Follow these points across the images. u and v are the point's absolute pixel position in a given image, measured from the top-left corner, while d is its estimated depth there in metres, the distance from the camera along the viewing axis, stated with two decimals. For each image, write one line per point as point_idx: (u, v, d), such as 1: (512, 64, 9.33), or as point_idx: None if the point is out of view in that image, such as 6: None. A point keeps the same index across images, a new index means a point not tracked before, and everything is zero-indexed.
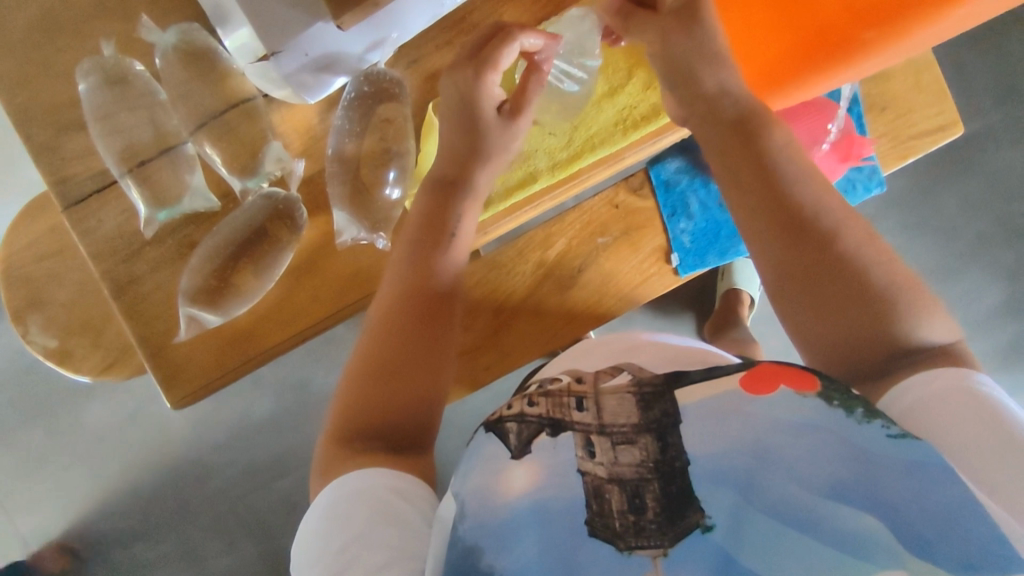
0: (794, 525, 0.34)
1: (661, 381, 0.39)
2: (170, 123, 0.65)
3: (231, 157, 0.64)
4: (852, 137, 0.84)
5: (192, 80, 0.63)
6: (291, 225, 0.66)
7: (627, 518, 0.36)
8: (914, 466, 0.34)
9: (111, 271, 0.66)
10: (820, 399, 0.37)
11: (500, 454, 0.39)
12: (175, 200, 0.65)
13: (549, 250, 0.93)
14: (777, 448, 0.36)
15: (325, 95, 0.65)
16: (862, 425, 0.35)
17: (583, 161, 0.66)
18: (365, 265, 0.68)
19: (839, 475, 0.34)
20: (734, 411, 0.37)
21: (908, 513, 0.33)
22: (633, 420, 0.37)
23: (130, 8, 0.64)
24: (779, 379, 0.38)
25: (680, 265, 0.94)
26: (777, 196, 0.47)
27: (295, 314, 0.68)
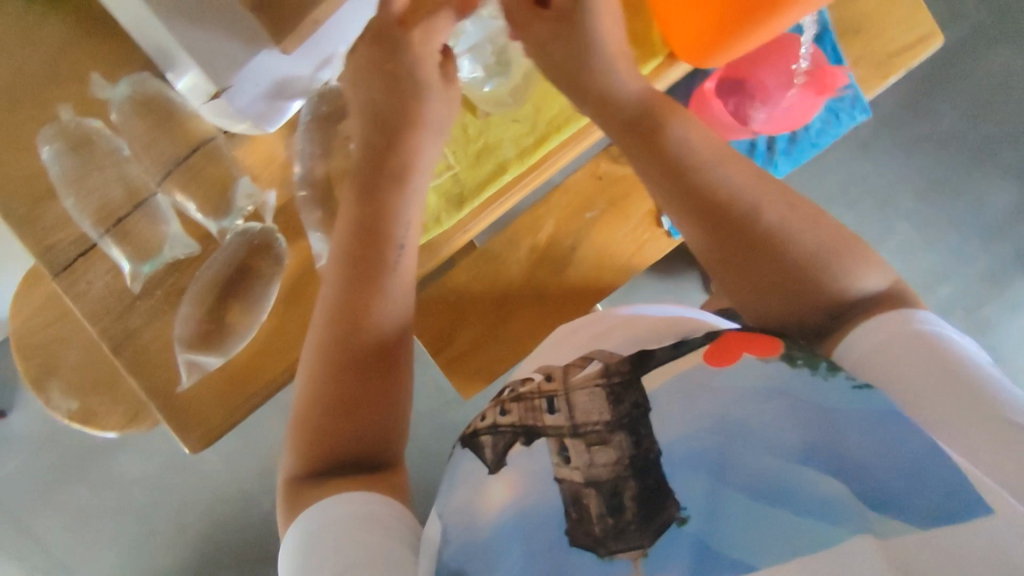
0: (769, 501, 0.35)
1: (629, 369, 0.43)
2: (139, 175, 0.65)
3: (204, 198, 0.64)
4: (826, 69, 0.79)
5: (151, 129, 0.63)
6: (272, 256, 0.66)
7: (606, 521, 0.37)
8: (874, 416, 0.36)
9: (108, 329, 0.66)
10: (784, 361, 0.40)
11: (478, 471, 0.41)
12: (156, 251, 0.65)
13: (539, 233, 0.93)
14: (746, 420, 0.38)
15: (284, 120, 0.65)
16: (829, 380, 0.38)
17: (549, 143, 0.66)
18: None
19: (806, 439, 0.36)
20: (701, 387, 0.40)
21: (875, 467, 0.34)
22: (606, 418, 0.40)
23: (77, 67, 0.63)
24: (740, 350, 0.41)
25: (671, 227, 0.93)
26: (693, 184, 0.49)
27: (294, 340, 0.69)
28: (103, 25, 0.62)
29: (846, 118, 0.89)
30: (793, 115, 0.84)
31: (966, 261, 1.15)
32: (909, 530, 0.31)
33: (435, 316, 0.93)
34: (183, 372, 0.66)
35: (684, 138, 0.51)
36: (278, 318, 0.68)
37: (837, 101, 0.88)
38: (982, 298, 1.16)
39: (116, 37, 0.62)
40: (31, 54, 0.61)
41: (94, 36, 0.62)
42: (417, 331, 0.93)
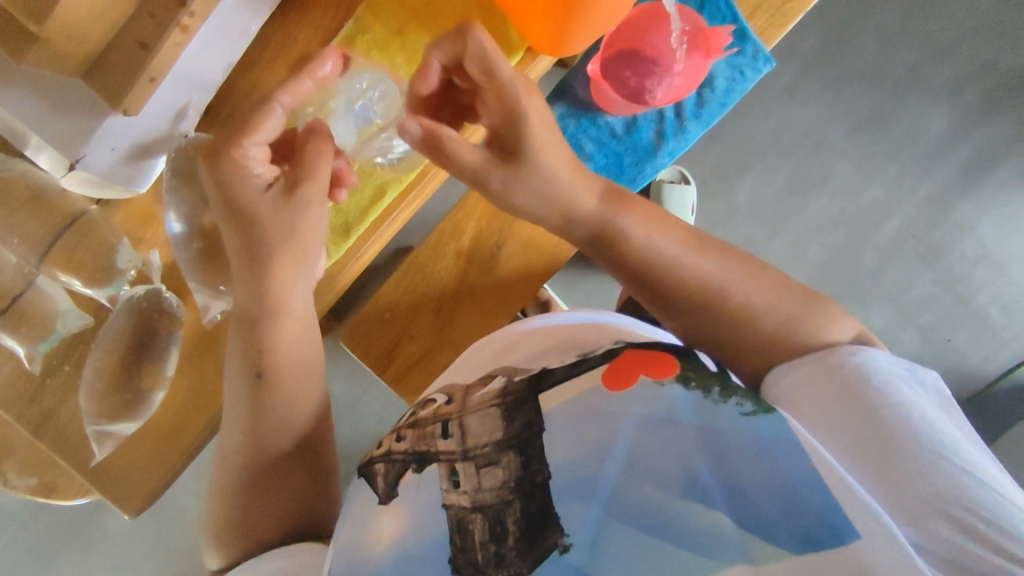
0: (653, 530, 0.36)
1: (525, 385, 0.43)
2: (8, 261, 0.61)
3: (85, 272, 0.62)
4: (705, 30, 0.80)
5: (11, 211, 0.59)
6: (166, 315, 0.65)
7: (489, 547, 0.38)
8: (762, 445, 0.37)
9: (21, 416, 0.64)
10: (678, 383, 0.39)
11: (370, 501, 0.43)
12: (48, 331, 0.63)
13: (462, 238, 0.91)
14: (637, 451, 0.38)
15: (153, 178, 0.64)
16: (719, 406, 0.38)
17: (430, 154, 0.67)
18: None
19: (692, 471, 0.37)
20: (595, 413, 0.40)
21: (756, 494, 0.35)
22: (496, 438, 0.41)
23: None
24: (637, 371, 0.41)
25: None
26: (663, 279, 0.57)
27: (208, 394, 0.68)
28: None
29: (750, 71, 0.84)
30: (688, 81, 0.84)
31: (909, 186, 1.10)
32: (782, 557, 0.33)
33: (377, 332, 0.93)
34: (99, 445, 0.65)
35: (646, 239, 0.58)
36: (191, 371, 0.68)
37: (737, 56, 0.83)
38: (930, 222, 1.10)
39: None
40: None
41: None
42: (360, 352, 0.93)
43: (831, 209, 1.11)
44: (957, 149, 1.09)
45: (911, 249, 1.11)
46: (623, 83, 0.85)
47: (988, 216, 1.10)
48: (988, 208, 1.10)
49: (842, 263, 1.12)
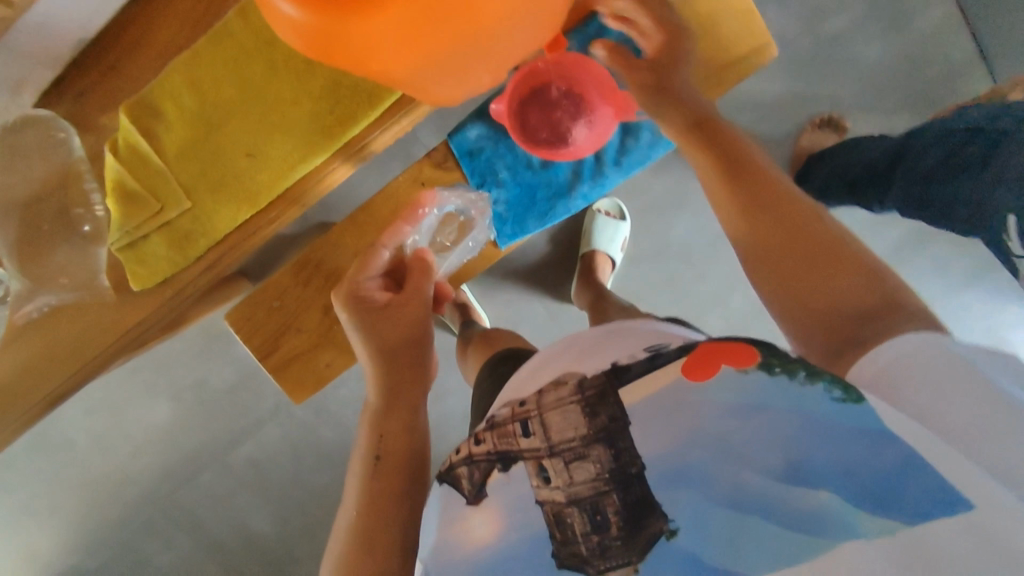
0: (754, 511, 0.35)
1: (604, 381, 0.42)
2: None
3: None
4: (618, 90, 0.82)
5: None
6: None
7: (591, 539, 0.37)
8: (862, 430, 0.36)
9: None
10: (762, 370, 0.39)
11: (460, 502, 0.42)
12: None
13: (362, 238, 0.88)
14: (730, 436, 0.37)
15: None
16: (805, 389, 0.38)
17: (287, 181, 0.76)
18: (91, 319, 0.75)
19: (792, 455, 0.36)
20: (679, 404, 0.39)
21: (863, 472, 0.34)
22: (583, 432, 0.39)
23: None
24: (717, 359, 0.40)
25: (499, 238, 0.92)
26: (764, 187, 0.52)
27: (42, 375, 0.75)
28: None
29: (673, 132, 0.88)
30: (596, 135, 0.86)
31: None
32: (897, 528, 0.32)
33: (263, 317, 0.88)
34: None
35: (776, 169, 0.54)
36: (56, 335, 0.75)
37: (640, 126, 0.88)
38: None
39: None
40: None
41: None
42: (243, 335, 0.88)
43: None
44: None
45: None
46: (541, 133, 0.89)
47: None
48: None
49: None
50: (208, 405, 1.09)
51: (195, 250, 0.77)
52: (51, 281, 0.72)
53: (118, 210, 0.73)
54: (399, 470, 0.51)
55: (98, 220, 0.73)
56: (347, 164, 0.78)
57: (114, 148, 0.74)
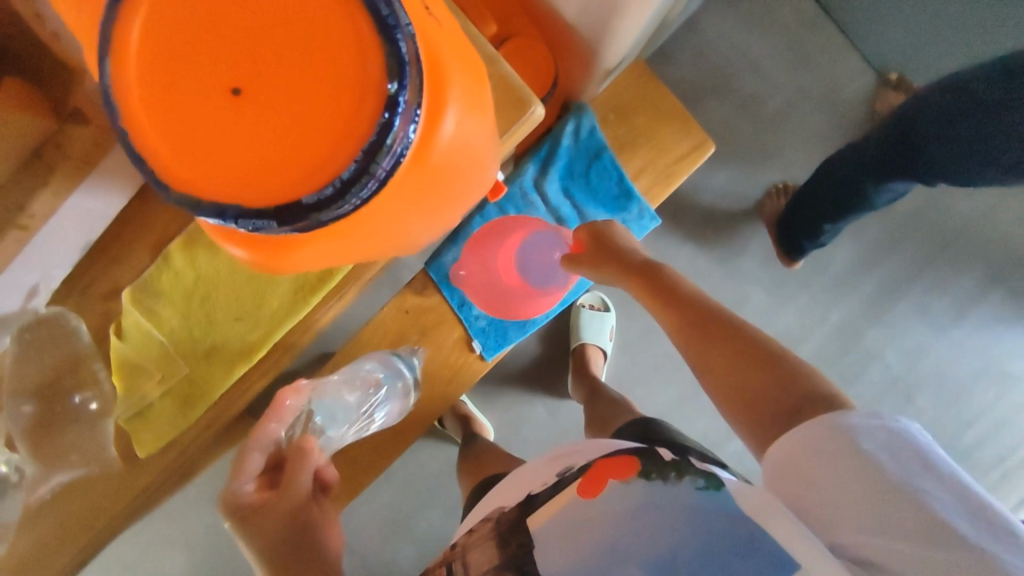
0: None
1: (517, 515, 0.47)
2: None
3: None
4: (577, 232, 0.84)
5: None
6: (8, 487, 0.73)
7: None
8: (717, 511, 0.43)
9: None
10: (642, 477, 0.46)
11: None
12: None
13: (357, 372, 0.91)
14: (621, 542, 0.43)
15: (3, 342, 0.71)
16: (677, 484, 0.46)
17: (271, 339, 0.83)
18: (100, 488, 0.81)
19: (668, 550, 0.42)
20: (581, 521, 0.44)
21: (716, 548, 0.42)
22: (495, 562, 0.44)
23: None
24: (605, 476, 0.47)
25: (484, 350, 0.91)
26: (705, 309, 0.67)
27: (58, 548, 0.80)
28: None
29: (637, 228, 0.92)
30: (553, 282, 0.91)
31: (821, 313, 1.10)
32: None
33: None
34: None
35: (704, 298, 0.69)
36: (69, 508, 0.80)
37: None
38: (840, 350, 1.11)
39: None
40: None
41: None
42: None
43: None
44: (862, 282, 1.10)
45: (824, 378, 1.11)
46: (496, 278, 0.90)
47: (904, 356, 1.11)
48: (894, 341, 1.11)
49: None
50: (221, 543, 1.12)
51: (197, 411, 0.83)
52: (64, 460, 0.78)
53: (122, 387, 0.79)
54: None
55: (103, 396, 0.79)
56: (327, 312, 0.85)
57: (120, 331, 0.78)
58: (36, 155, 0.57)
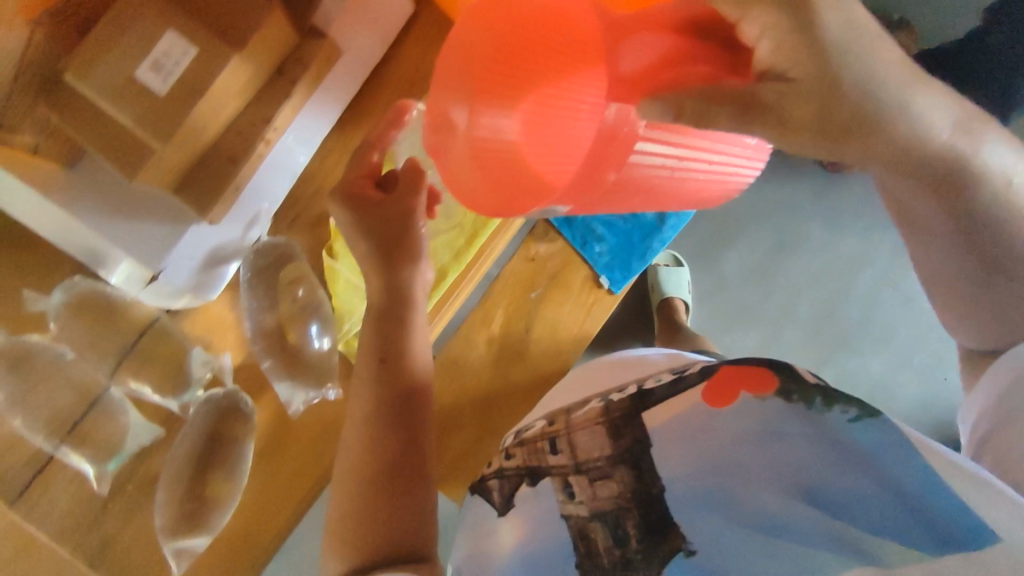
0: (773, 532, 0.38)
1: (630, 405, 0.47)
2: (87, 375, 0.63)
3: (160, 378, 0.65)
4: (675, 81, 0.36)
5: (95, 327, 0.62)
6: (241, 417, 0.65)
7: (614, 552, 0.40)
8: (883, 447, 0.37)
9: (81, 543, 0.63)
10: (780, 397, 0.40)
11: (491, 514, 0.48)
12: (120, 443, 0.64)
13: (493, 325, 0.92)
14: (744, 461, 0.40)
15: (224, 284, 0.67)
16: (821, 416, 0.39)
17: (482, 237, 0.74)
18: (330, 418, 0.69)
19: (803, 484, 0.38)
20: (701, 427, 0.42)
21: (877, 502, 0.36)
22: (608, 454, 0.45)
23: (58, 264, 0.63)
24: (738, 387, 0.42)
25: (613, 285, 0.95)
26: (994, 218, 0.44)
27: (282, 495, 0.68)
28: (18, 235, 0.62)
29: None
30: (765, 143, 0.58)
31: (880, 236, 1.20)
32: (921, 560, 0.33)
33: None
34: (173, 564, 0.63)
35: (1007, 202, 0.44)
36: (277, 466, 0.68)
37: None
38: (902, 269, 1.19)
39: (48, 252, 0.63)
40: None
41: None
42: None
43: (812, 268, 1.19)
44: None
45: (890, 298, 1.19)
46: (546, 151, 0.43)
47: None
48: None
49: (830, 317, 1.19)
50: None
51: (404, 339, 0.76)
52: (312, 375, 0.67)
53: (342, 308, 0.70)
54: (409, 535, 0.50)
55: (327, 318, 0.68)
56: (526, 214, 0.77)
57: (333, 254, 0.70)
58: (279, 72, 0.58)
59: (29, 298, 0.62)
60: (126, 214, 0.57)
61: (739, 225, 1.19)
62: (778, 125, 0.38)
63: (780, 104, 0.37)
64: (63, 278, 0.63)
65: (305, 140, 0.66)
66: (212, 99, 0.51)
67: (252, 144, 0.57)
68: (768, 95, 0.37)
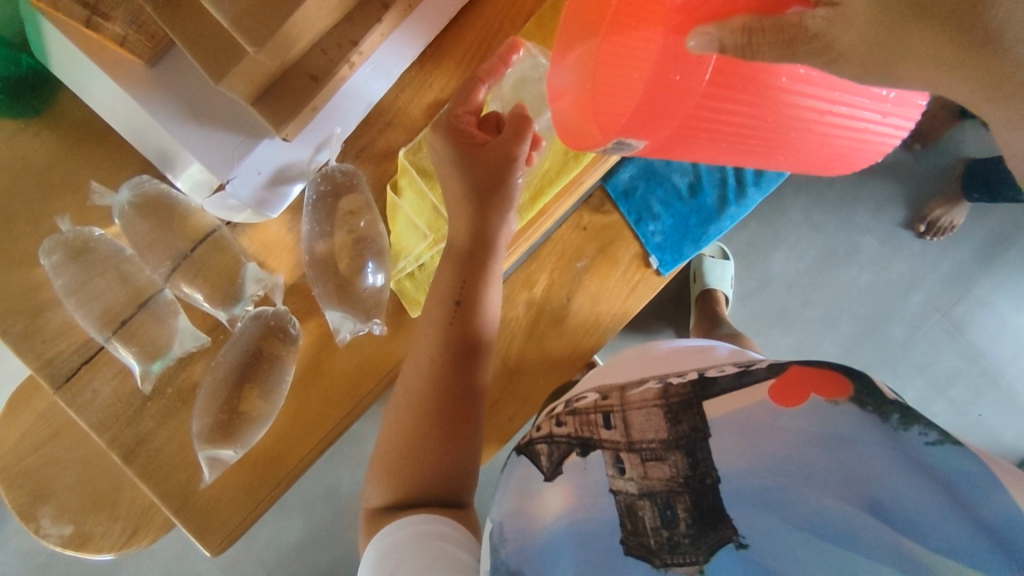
0: (833, 540, 0.36)
1: (689, 391, 0.46)
2: (142, 275, 0.64)
3: (211, 288, 0.64)
4: (720, 12, 0.40)
5: (154, 229, 0.62)
6: (285, 338, 0.65)
7: (661, 533, 0.41)
8: (956, 476, 0.35)
9: (117, 437, 0.64)
10: (853, 405, 0.39)
11: (535, 478, 0.46)
12: (165, 348, 0.64)
13: (535, 288, 0.89)
14: (808, 463, 0.39)
15: (286, 204, 0.67)
16: (900, 435, 0.37)
17: (546, 196, 0.72)
18: (370, 354, 0.69)
19: (871, 494, 0.37)
20: (765, 425, 0.41)
21: (942, 524, 0.34)
22: (663, 437, 0.44)
23: (125, 160, 0.64)
24: (808, 391, 0.41)
25: (661, 265, 0.91)
26: None
27: (315, 421, 0.69)
28: (90, 126, 0.63)
29: None
30: (906, 99, 0.56)
31: (932, 262, 1.15)
32: None
33: None
34: (205, 470, 0.64)
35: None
36: (315, 390, 0.69)
37: None
38: (952, 298, 1.15)
39: (117, 146, 0.63)
40: (8, 172, 0.62)
41: (58, 128, 0.62)
42: None
43: (861, 281, 1.16)
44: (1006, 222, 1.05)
45: (937, 326, 1.15)
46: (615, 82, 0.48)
47: (1007, 298, 1.15)
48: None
49: (872, 335, 1.16)
50: (340, 514, 1.09)
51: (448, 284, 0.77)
52: (362, 309, 0.66)
53: (396, 243, 0.70)
54: (446, 481, 0.52)
55: (383, 253, 0.67)
56: (592, 180, 0.74)
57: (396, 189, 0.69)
58: None
59: (96, 192, 0.62)
60: (204, 121, 0.57)
61: (794, 226, 1.14)
62: (828, 52, 0.37)
63: (829, 33, 0.36)
64: (130, 176, 0.64)
65: (384, 71, 0.64)
66: (308, 10, 0.50)
67: (336, 65, 0.57)
68: (816, 24, 0.36)
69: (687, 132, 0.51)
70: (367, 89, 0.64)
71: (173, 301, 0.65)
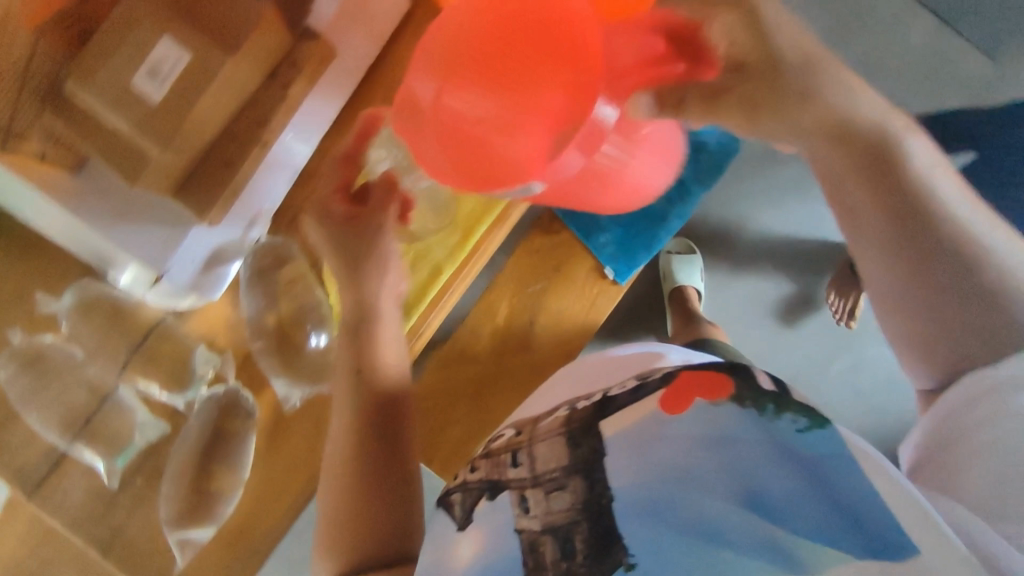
0: (710, 541, 0.36)
1: (588, 414, 0.45)
2: (96, 374, 0.67)
3: (163, 377, 0.68)
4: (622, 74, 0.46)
5: (100, 330, 0.66)
6: (240, 413, 0.68)
7: (560, 565, 0.38)
8: (824, 460, 0.36)
9: (92, 534, 0.66)
10: (734, 402, 0.39)
11: (449, 528, 0.45)
12: (126, 441, 0.66)
13: (496, 317, 0.91)
14: (696, 468, 0.39)
15: (224, 285, 0.69)
16: (774, 423, 0.37)
17: (477, 234, 0.75)
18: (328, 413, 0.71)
19: (746, 487, 0.37)
20: (654, 435, 0.41)
21: (802, 511, 0.36)
22: (563, 464, 0.42)
23: (67, 266, 0.66)
24: (693, 394, 0.41)
25: (618, 275, 0.92)
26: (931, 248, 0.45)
27: (282, 487, 0.70)
28: (28, 239, 0.66)
29: None
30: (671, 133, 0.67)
31: None
32: (848, 561, 0.33)
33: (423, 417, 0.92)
34: (176, 555, 0.67)
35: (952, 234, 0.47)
36: (277, 458, 0.70)
37: None
38: None
39: (56, 254, 0.66)
40: None
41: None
42: None
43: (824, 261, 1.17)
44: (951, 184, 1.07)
45: None
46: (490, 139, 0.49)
47: None
48: None
49: None
50: None
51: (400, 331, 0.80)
52: (308, 375, 0.69)
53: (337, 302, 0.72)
54: (390, 535, 0.53)
55: (324, 317, 0.70)
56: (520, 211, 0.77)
57: None
58: (272, 74, 0.59)
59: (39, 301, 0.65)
60: (123, 222, 0.58)
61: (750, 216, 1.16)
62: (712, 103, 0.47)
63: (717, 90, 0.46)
64: (74, 281, 0.66)
65: (300, 144, 0.67)
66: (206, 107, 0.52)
67: (247, 148, 0.59)
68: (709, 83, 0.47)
69: (572, 181, 0.54)
70: (286, 162, 0.67)
71: (129, 395, 0.67)
